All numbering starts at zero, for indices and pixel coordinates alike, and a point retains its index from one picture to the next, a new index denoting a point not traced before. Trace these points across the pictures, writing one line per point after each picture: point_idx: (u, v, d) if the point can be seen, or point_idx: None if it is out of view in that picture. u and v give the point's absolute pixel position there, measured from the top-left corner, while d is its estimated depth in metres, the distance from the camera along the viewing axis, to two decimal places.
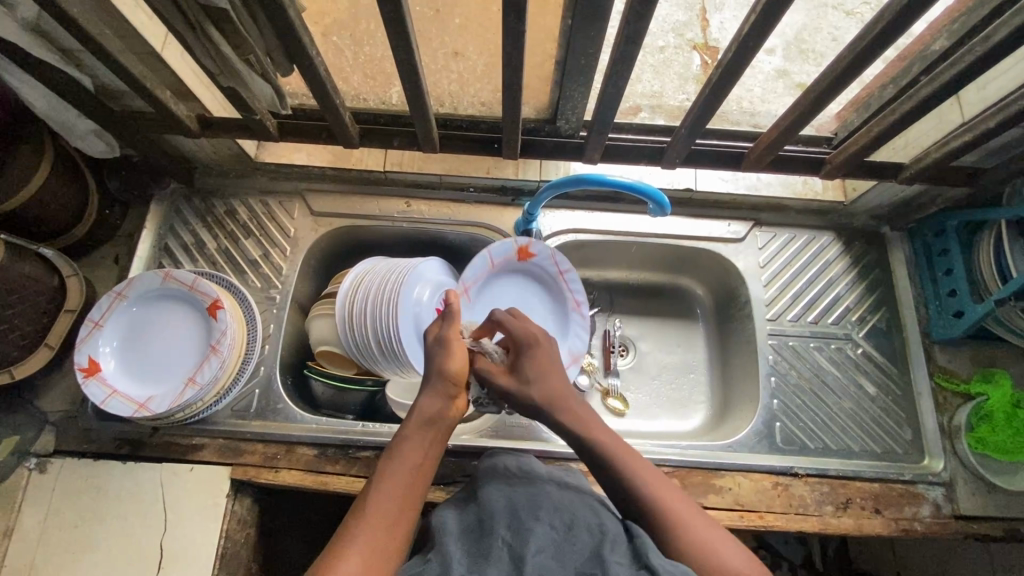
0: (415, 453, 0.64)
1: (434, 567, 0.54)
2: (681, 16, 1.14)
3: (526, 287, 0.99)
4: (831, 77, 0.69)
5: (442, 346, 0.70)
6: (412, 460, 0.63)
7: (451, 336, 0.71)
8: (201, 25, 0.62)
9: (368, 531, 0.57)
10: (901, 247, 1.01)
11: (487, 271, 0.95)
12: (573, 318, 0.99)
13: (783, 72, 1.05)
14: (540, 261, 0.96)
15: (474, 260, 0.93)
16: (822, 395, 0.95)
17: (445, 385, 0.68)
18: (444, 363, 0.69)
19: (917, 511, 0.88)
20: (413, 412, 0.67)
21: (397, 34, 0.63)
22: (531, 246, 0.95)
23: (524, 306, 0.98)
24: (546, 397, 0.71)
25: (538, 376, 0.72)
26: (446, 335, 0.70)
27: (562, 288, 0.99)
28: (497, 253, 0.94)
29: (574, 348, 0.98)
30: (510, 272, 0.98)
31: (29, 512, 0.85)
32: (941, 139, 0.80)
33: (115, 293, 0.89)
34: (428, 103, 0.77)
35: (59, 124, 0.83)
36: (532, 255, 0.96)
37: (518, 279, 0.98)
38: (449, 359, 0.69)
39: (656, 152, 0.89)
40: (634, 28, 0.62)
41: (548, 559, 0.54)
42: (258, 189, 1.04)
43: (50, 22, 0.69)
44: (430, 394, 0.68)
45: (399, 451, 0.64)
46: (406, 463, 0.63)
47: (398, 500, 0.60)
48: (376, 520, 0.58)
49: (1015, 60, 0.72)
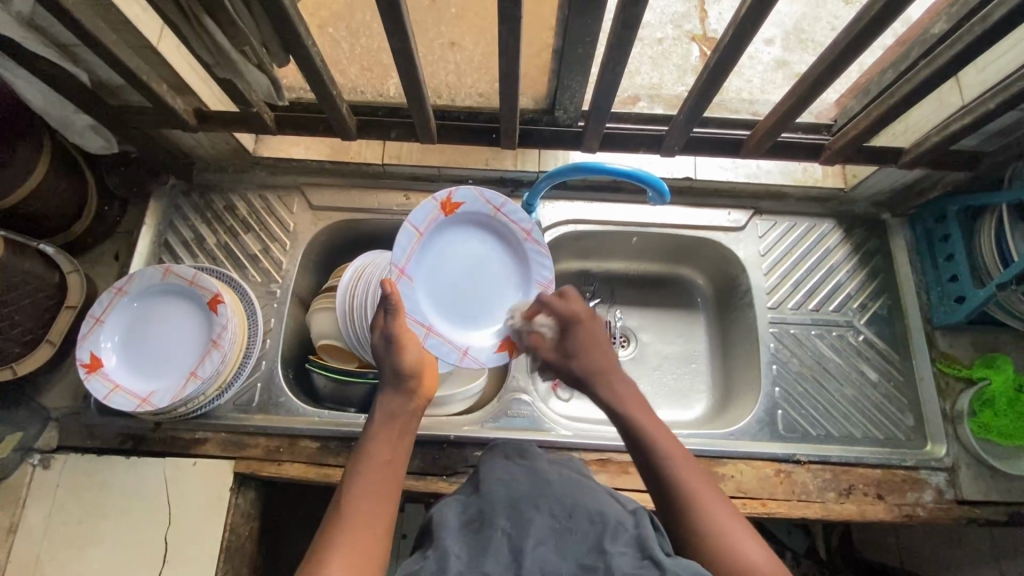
0: (384, 448, 0.63)
1: (431, 564, 0.54)
2: (679, 8, 1.14)
3: (466, 239, 0.85)
4: (829, 60, 0.68)
5: (391, 343, 0.70)
6: (381, 458, 0.62)
7: (398, 331, 0.70)
8: (196, 16, 0.61)
9: (347, 531, 0.56)
10: (901, 233, 1.01)
11: (418, 242, 0.80)
12: (528, 253, 0.86)
13: (783, 61, 1.05)
14: (468, 208, 0.83)
15: (398, 240, 0.78)
16: (824, 382, 0.95)
17: (402, 383, 0.68)
18: (397, 362, 0.69)
19: (919, 497, 0.88)
20: (375, 415, 0.67)
21: (393, 24, 0.63)
22: (452, 196, 0.81)
23: (470, 259, 0.85)
24: (589, 373, 0.73)
25: (577, 350, 0.75)
26: (393, 330, 0.70)
27: (504, 226, 0.85)
28: (420, 220, 0.79)
29: (540, 279, 0.86)
30: (444, 231, 0.83)
31: (33, 508, 0.85)
32: (941, 123, 0.80)
33: (115, 288, 0.89)
34: (425, 94, 0.77)
35: (56, 119, 0.83)
36: (457, 205, 0.82)
37: (452, 234, 0.84)
38: (401, 357, 0.69)
39: (655, 141, 0.89)
40: (631, 13, 0.62)
41: (547, 551, 0.54)
42: (257, 184, 1.04)
43: (45, 17, 0.69)
44: (388, 395, 0.68)
45: (365, 450, 0.63)
46: (376, 461, 0.62)
47: (373, 498, 0.59)
48: (354, 523, 0.56)
49: (1013, 42, 0.72)
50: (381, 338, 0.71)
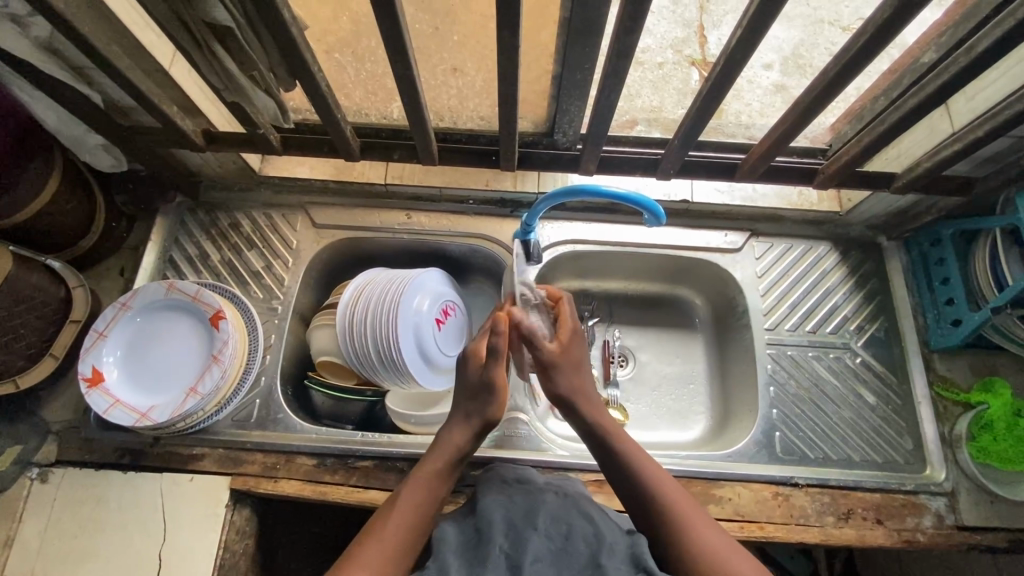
0: (442, 480, 0.69)
1: None
2: (679, 33, 1.18)
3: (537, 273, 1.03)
4: (819, 87, 0.70)
5: (487, 389, 0.71)
6: (433, 490, 0.68)
7: (497, 378, 0.71)
8: (208, 45, 0.64)
9: (389, 542, 0.62)
10: (897, 256, 1.02)
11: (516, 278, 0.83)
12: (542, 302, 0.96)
13: (781, 86, 1.08)
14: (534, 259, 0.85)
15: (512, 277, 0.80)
16: (821, 404, 0.95)
17: (479, 425, 0.72)
18: (486, 410, 0.71)
19: (919, 522, 0.87)
20: (444, 444, 0.71)
21: (395, 51, 0.65)
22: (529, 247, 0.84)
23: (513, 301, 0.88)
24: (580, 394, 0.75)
25: (576, 370, 0.76)
26: (494, 377, 0.71)
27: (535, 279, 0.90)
28: None
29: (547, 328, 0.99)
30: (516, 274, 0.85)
31: (29, 522, 0.86)
32: (932, 149, 0.81)
33: (120, 303, 0.90)
34: (427, 118, 0.79)
35: (68, 138, 0.85)
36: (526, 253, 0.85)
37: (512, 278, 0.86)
38: (493, 406, 0.72)
39: (651, 164, 0.90)
40: (625, 42, 0.63)
41: (545, 566, 0.56)
42: (262, 203, 1.05)
43: (61, 40, 0.71)
44: (462, 431, 0.71)
45: (427, 473, 0.68)
46: (429, 493, 0.67)
47: (418, 519, 0.65)
48: (395, 533, 0.63)
49: (1000, 72, 0.74)
50: (482, 377, 0.72)
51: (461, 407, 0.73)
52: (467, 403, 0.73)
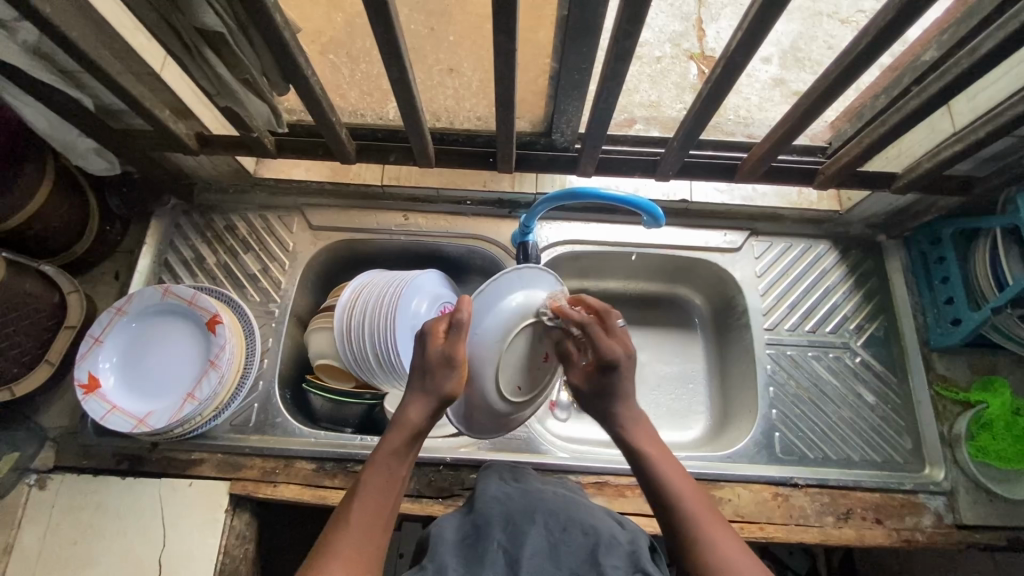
0: (397, 465, 0.65)
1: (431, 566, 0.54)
2: (677, 27, 1.16)
3: (509, 288, 0.74)
4: (822, 87, 0.69)
5: (446, 365, 0.67)
6: (393, 472, 0.65)
7: (458, 354, 0.67)
8: (198, 49, 0.63)
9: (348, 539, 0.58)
10: (897, 255, 1.01)
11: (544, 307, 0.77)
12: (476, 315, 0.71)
13: (780, 80, 1.07)
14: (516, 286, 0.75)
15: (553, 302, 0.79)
16: (821, 404, 0.95)
17: (434, 401, 0.67)
18: (441, 384, 0.67)
19: (917, 521, 0.87)
20: (396, 422, 0.67)
21: (390, 54, 0.64)
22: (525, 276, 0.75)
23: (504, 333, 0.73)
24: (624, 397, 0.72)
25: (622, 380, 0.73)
26: (452, 351, 0.67)
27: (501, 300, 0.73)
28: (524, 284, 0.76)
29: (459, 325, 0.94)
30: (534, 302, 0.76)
31: (27, 529, 0.85)
32: (933, 149, 0.81)
33: (115, 309, 0.89)
34: (423, 120, 0.78)
35: (60, 143, 0.84)
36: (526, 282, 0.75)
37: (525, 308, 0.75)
38: (448, 380, 0.67)
39: (650, 165, 0.89)
40: (623, 46, 0.63)
41: (542, 561, 0.55)
42: (257, 205, 1.04)
43: (51, 44, 0.69)
44: (418, 407, 0.67)
45: (383, 460, 0.65)
46: (386, 477, 0.64)
47: (380, 506, 0.62)
48: (361, 528, 0.60)
49: (1003, 70, 0.73)
50: (441, 354, 0.68)
51: (418, 382, 0.69)
52: (423, 379, 0.68)
